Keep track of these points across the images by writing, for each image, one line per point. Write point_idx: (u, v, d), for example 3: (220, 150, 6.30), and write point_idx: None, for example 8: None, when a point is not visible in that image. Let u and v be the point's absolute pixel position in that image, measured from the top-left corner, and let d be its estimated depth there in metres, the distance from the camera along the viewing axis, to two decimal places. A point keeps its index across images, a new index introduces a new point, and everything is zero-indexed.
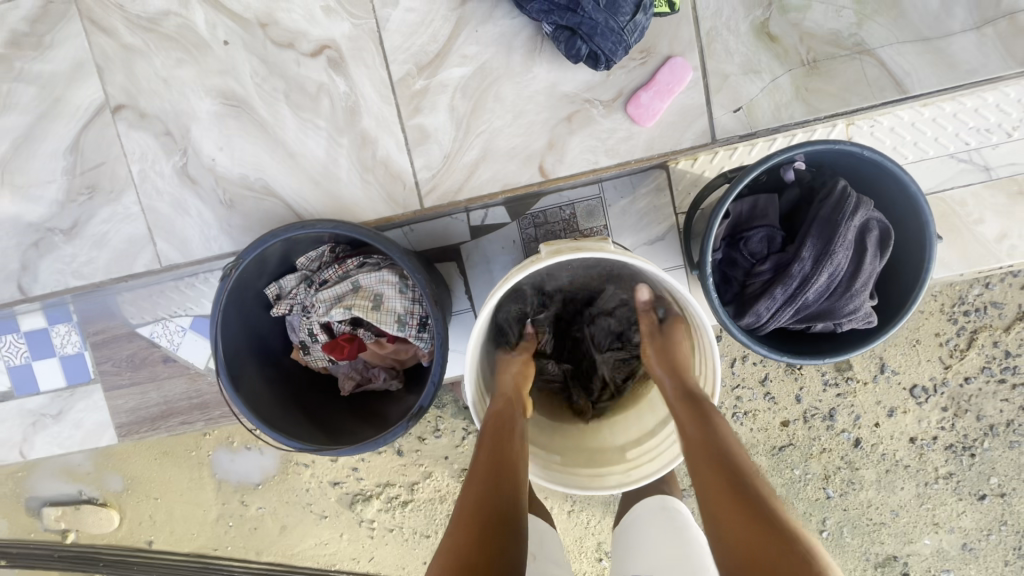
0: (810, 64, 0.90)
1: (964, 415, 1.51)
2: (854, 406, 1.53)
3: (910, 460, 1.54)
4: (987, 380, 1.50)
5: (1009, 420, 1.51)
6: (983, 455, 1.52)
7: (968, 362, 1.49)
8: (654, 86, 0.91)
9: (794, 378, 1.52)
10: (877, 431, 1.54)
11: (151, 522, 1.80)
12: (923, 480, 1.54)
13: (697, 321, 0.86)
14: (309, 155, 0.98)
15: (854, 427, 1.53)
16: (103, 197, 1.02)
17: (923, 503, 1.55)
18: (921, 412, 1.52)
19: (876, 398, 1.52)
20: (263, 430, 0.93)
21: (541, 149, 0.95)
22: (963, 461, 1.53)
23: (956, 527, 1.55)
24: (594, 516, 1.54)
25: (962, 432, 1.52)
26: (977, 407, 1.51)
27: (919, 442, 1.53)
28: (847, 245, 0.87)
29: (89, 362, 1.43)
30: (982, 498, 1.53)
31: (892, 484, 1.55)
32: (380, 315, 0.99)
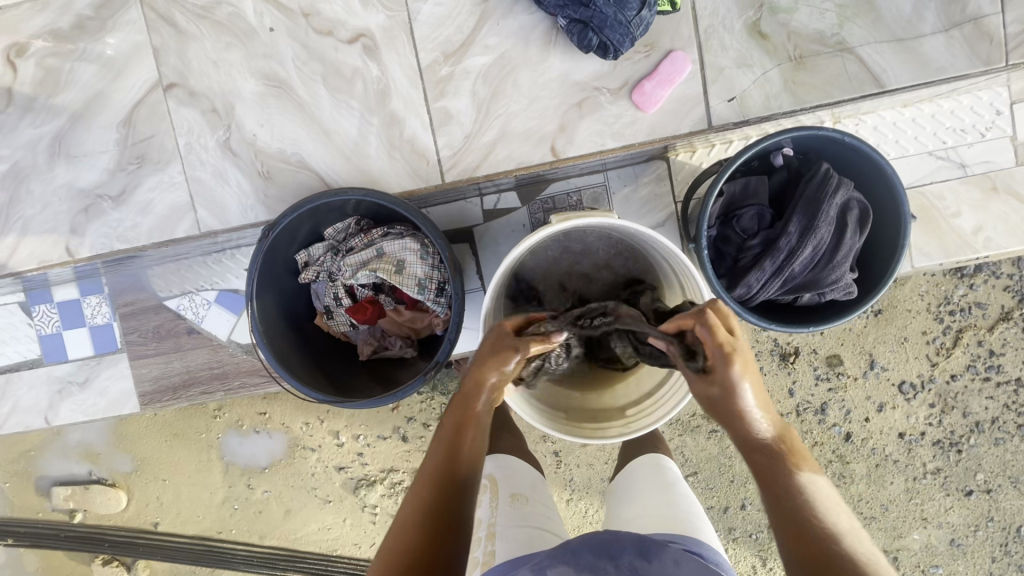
0: (797, 60, 1.00)
1: (951, 411, 1.58)
2: (845, 402, 1.60)
3: (899, 455, 1.61)
4: (972, 378, 1.57)
5: (993, 417, 1.58)
6: (970, 451, 1.59)
7: (954, 360, 1.56)
8: (656, 76, 1.01)
9: (787, 372, 1.59)
10: (867, 425, 1.61)
11: (159, 503, 1.85)
12: (912, 475, 1.61)
13: (692, 284, 0.93)
14: (342, 133, 1.08)
15: (845, 421, 1.61)
16: (151, 167, 1.12)
17: (911, 497, 1.61)
18: (909, 407, 1.59)
19: (866, 393, 1.59)
20: (288, 381, 1.00)
21: (553, 132, 1.04)
22: (951, 456, 1.59)
23: (945, 523, 1.61)
24: (592, 505, 1.60)
25: (949, 428, 1.59)
26: (963, 405, 1.58)
27: (907, 437, 1.60)
28: (829, 220, 0.96)
29: (116, 333, 1.50)
30: (969, 493, 1.60)
31: (882, 478, 1.61)
32: (402, 279, 1.07)
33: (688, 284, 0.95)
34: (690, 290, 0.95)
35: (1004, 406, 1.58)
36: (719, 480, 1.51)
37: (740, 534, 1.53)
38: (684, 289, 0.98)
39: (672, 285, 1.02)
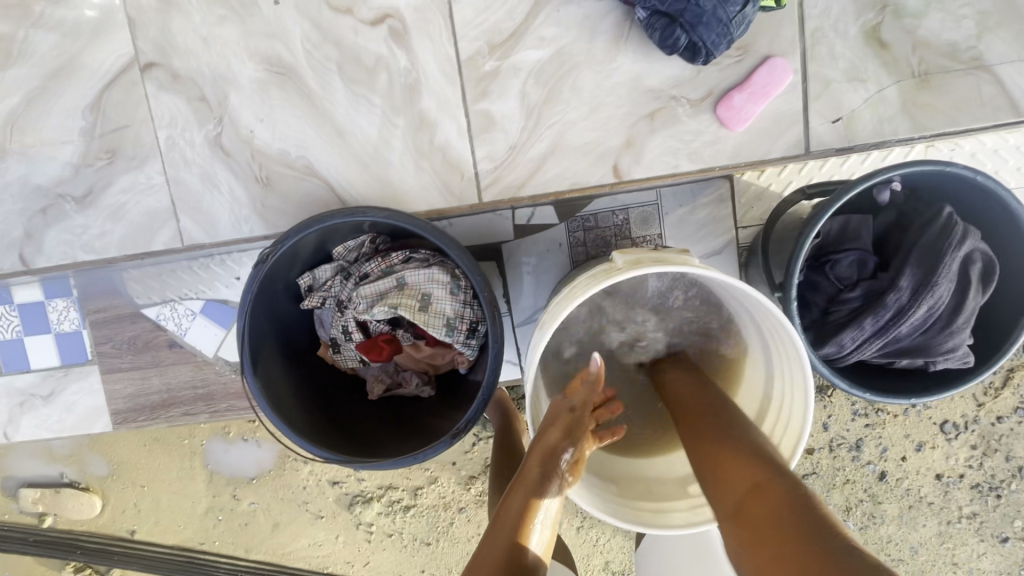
0: (921, 77, 0.82)
1: (992, 454, 1.42)
2: (881, 437, 1.44)
3: (934, 497, 1.45)
4: (1018, 421, 1.40)
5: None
6: (1009, 497, 1.43)
7: (1000, 401, 1.40)
8: (749, 87, 0.83)
9: (823, 405, 1.44)
10: (903, 465, 1.44)
11: (136, 511, 1.68)
12: (946, 518, 1.45)
13: (785, 348, 0.77)
14: (359, 135, 0.89)
15: (881, 460, 1.44)
16: (124, 163, 0.93)
17: (944, 541, 1.46)
18: (950, 448, 1.43)
19: (904, 431, 1.43)
20: (286, 436, 0.83)
21: (617, 148, 0.86)
22: (988, 501, 1.43)
23: (975, 569, 1.46)
24: (603, 534, 1.44)
25: (990, 471, 1.43)
26: (1006, 447, 1.42)
27: (945, 479, 1.44)
28: (950, 276, 0.79)
29: (88, 342, 1.32)
30: (1003, 540, 1.44)
31: (914, 520, 1.46)
32: (427, 317, 0.89)
33: (776, 347, 0.79)
34: (782, 353, 0.78)
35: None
36: None
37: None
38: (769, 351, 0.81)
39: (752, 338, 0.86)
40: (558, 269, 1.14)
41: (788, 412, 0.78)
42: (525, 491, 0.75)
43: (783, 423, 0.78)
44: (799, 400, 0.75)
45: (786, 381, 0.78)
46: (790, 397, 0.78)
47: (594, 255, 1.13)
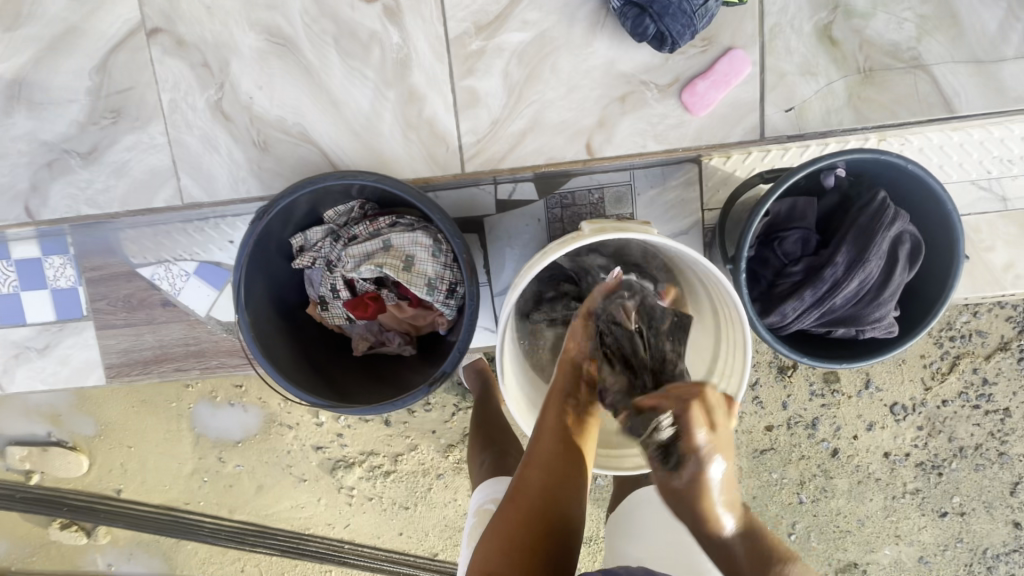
0: (866, 73, 0.91)
1: (937, 436, 1.54)
2: (836, 417, 1.55)
3: (882, 474, 1.57)
4: (962, 405, 1.51)
5: (977, 444, 1.54)
6: (950, 475, 1.55)
7: (947, 386, 1.51)
8: (712, 75, 0.91)
9: (782, 385, 1.53)
10: (854, 443, 1.56)
11: (123, 470, 1.74)
12: (892, 493, 1.57)
13: (729, 312, 0.86)
14: (352, 105, 0.96)
15: (834, 437, 1.55)
16: (128, 123, 0.98)
17: (888, 515, 1.58)
18: (897, 428, 1.54)
19: (857, 412, 1.54)
20: (276, 380, 0.91)
21: (590, 127, 0.94)
22: (931, 479, 1.56)
23: (916, 540, 1.59)
24: None
25: (933, 451, 1.55)
26: (950, 430, 1.53)
27: (892, 457, 1.56)
28: (879, 254, 0.89)
29: (83, 299, 1.37)
30: (942, 515, 1.57)
31: (862, 495, 1.58)
32: (410, 277, 0.97)
33: (722, 313, 0.89)
34: (726, 317, 0.87)
35: (989, 434, 1.53)
36: None
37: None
38: (717, 316, 0.91)
39: (702, 304, 0.95)
40: (536, 242, 1.22)
41: (730, 369, 0.87)
42: (557, 411, 0.84)
43: (726, 379, 0.88)
44: (738, 357, 0.85)
45: (730, 342, 0.88)
46: (732, 356, 0.87)
47: (570, 231, 1.21)
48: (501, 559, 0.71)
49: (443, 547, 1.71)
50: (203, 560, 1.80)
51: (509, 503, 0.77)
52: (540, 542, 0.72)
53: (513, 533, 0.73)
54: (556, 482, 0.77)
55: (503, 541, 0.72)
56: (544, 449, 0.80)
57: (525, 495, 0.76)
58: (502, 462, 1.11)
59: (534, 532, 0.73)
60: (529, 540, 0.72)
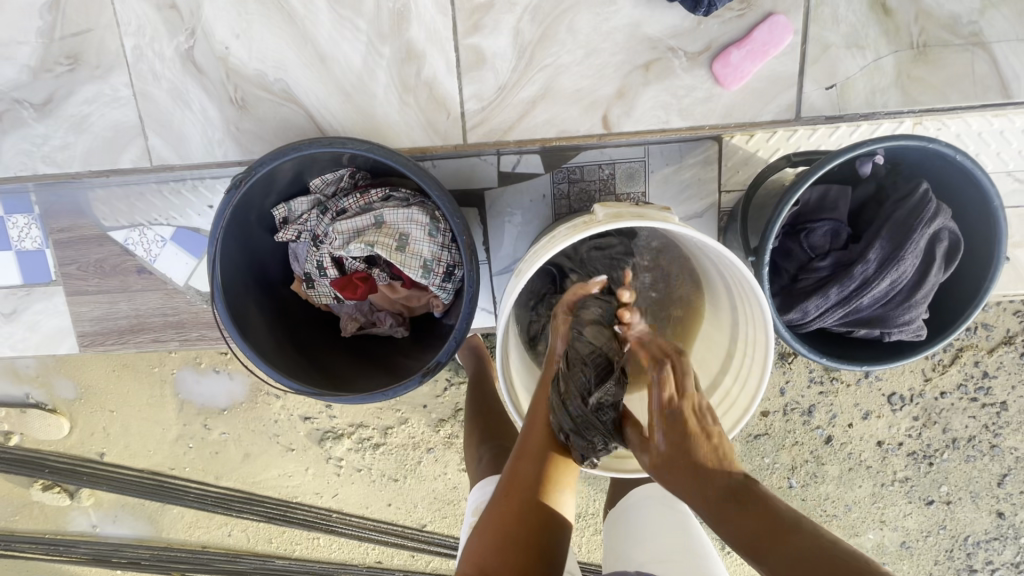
0: (919, 48, 0.81)
1: (932, 426, 1.50)
2: (833, 406, 1.51)
3: (873, 462, 1.54)
4: (960, 397, 1.48)
5: (970, 436, 1.51)
6: (940, 465, 1.53)
7: (947, 378, 1.47)
8: (749, 44, 0.81)
9: (783, 371, 1.49)
10: (849, 431, 1.52)
11: (104, 435, 1.67)
12: (881, 481, 1.55)
13: (750, 309, 0.79)
14: (342, 60, 0.85)
15: (829, 425, 1.51)
16: (86, 71, 0.87)
17: (875, 501, 1.57)
18: (892, 418, 1.51)
19: (855, 400, 1.50)
20: (254, 362, 0.84)
21: (608, 97, 0.84)
22: (921, 467, 1.53)
23: (900, 526, 1.58)
24: None
25: (926, 441, 1.52)
26: (945, 421, 1.50)
27: (885, 446, 1.53)
28: (916, 252, 0.81)
29: (51, 261, 1.27)
30: (929, 503, 1.55)
31: (851, 481, 1.55)
32: (404, 258, 0.88)
33: (741, 308, 0.82)
34: (746, 316, 0.81)
35: (983, 426, 1.50)
36: None
37: None
38: (735, 312, 0.84)
39: (718, 298, 0.88)
40: (540, 220, 1.13)
41: (747, 370, 0.81)
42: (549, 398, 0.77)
43: (742, 378, 0.82)
44: (756, 360, 0.79)
45: (748, 341, 0.81)
46: (751, 356, 0.80)
47: (576, 209, 1.12)
48: (498, 556, 0.66)
49: (431, 519, 1.68)
50: (191, 524, 1.74)
51: (503, 497, 0.72)
52: (536, 537, 0.69)
53: (508, 530, 0.68)
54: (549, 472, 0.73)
55: (499, 540, 0.68)
56: (534, 439, 0.74)
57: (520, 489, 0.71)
58: (503, 457, 1.02)
59: (529, 528, 0.69)
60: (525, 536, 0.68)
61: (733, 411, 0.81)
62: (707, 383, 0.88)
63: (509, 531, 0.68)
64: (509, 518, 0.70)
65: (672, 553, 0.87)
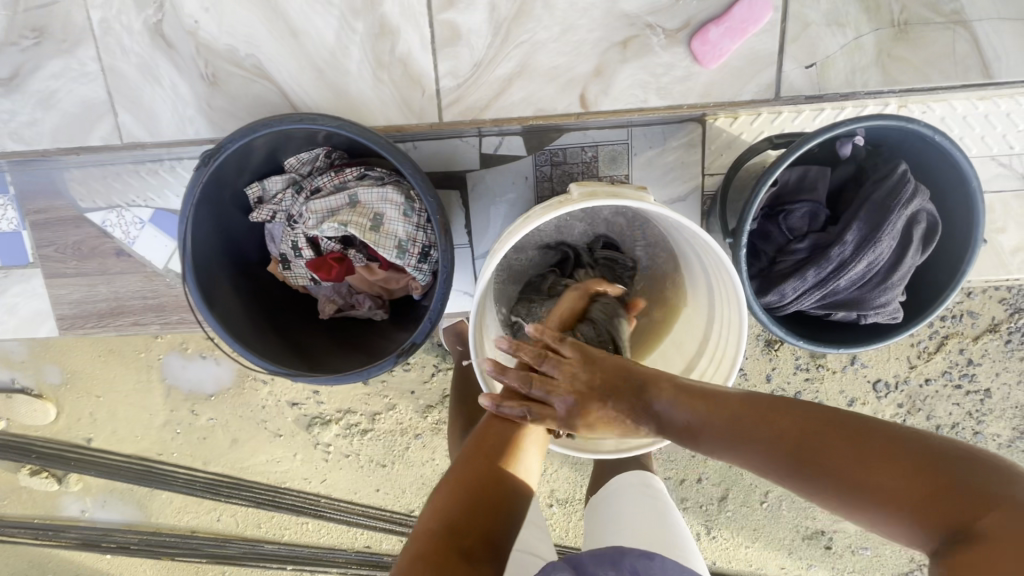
0: (900, 26, 0.80)
1: (916, 413, 1.50)
2: (818, 393, 1.51)
3: None
4: (944, 384, 1.47)
5: (954, 423, 1.51)
6: None
7: (932, 365, 1.47)
8: (727, 21, 0.79)
9: (768, 358, 1.49)
10: None
11: (91, 420, 1.67)
12: None
13: (726, 288, 0.78)
14: (314, 35, 0.83)
15: None
16: (53, 46, 0.86)
17: None
18: (877, 405, 1.50)
19: (840, 387, 1.49)
20: (223, 339, 0.83)
21: (586, 75, 0.83)
22: None
23: None
24: (551, 464, 1.51)
25: (910, 428, 1.52)
26: (929, 408, 1.50)
27: None
28: (893, 234, 0.81)
29: (29, 244, 1.25)
30: None
31: None
32: (378, 238, 0.87)
33: (717, 289, 0.81)
34: (721, 295, 0.81)
35: (966, 414, 1.50)
36: (682, 454, 1.49)
37: (692, 504, 1.53)
38: (711, 294, 0.84)
39: (695, 280, 0.88)
40: (522, 204, 1.13)
41: (722, 351, 0.81)
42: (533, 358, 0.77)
43: (717, 360, 0.81)
44: (731, 341, 0.79)
45: (723, 322, 0.81)
46: (726, 337, 0.80)
47: (559, 192, 1.11)
48: (456, 501, 0.64)
49: (419, 504, 1.68)
50: (179, 509, 1.74)
51: (472, 449, 0.70)
52: (497, 492, 0.67)
53: (471, 479, 0.67)
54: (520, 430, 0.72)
55: (460, 487, 0.66)
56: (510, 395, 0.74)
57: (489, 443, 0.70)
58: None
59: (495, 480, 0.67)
60: (491, 487, 0.67)
61: None
62: (683, 366, 0.88)
63: (469, 480, 0.66)
64: (474, 468, 0.68)
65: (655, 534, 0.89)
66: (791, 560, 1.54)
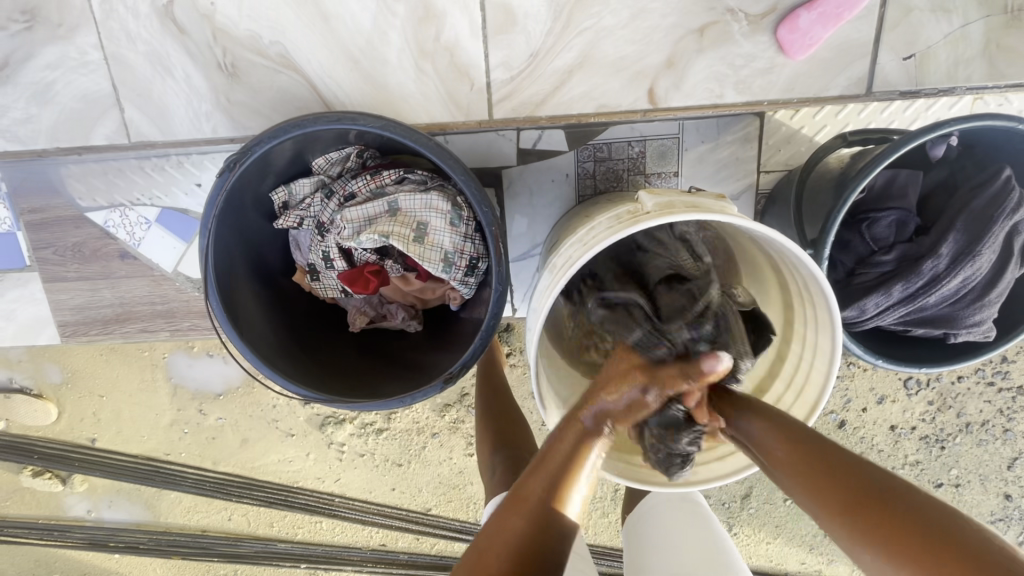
0: (1014, 12, 0.72)
1: (946, 411, 1.40)
2: (847, 389, 1.40)
3: (885, 446, 1.43)
4: (977, 380, 1.38)
5: (984, 420, 1.40)
6: (952, 449, 1.42)
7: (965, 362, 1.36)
8: (820, 6, 0.71)
9: None
10: (863, 415, 1.41)
11: (95, 420, 1.58)
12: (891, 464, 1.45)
13: (814, 311, 0.70)
14: (347, 19, 0.75)
15: (843, 409, 1.41)
16: (46, 31, 0.77)
17: None
18: (908, 403, 1.40)
19: (870, 384, 1.39)
20: (230, 338, 0.74)
21: (656, 66, 0.75)
22: (932, 451, 1.43)
23: None
24: None
25: (939, 425, 1.41)
26: (959, 405, 1.40)
27: (897, 430, 1.42)
28: (994, 247, 0.73)
29: (24, 245, 1.15)
30: (937, 485, 1.46)
31: None
32: (422, 250, 0.78)
33: (800, 309, 0.73)
34: (804, 317, 0.72)
35: (998, 411, 1.40)
36: None
37: (718, 503, 1.48)
38: (790, 311, 0.75)
39: (769, 298, 0.80)
40: (563, 204, 1.04)
41: (804, 376, 0.73)
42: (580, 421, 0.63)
43: (796, 387, 0.74)
44: (816, 368, 0.71)
45: (806, 345, 0.73)
46: (807, 362, 0.72)
47: (602, 190, 1.02)
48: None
49: (436, 503, 1.62)
50: (189, 509, 1.67)
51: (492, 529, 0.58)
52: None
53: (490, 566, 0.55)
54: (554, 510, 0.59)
55: None
56: (541, 459, 0.61)
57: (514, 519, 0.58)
58: (518, 465, 0.95)
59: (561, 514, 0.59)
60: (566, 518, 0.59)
61: None
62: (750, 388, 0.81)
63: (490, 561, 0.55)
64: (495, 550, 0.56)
65: (698, 558, 0.79)
66: (813, 555, 1.50)
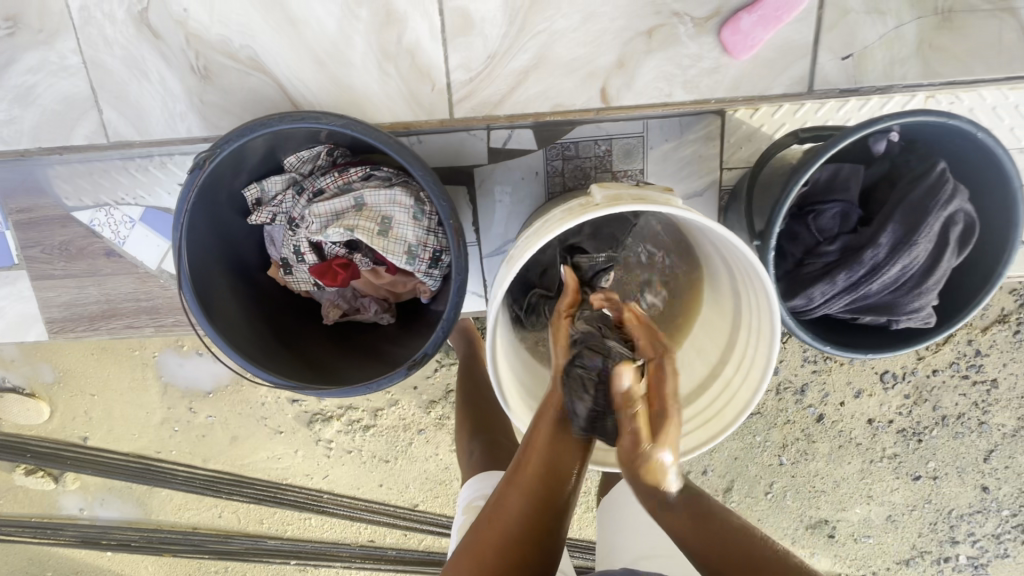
0: (944, 14, 0.77)
1: (922, 404, 1.42)
2: (825, 383, 1.41)
3: (863, 439, 1.45)
4: (952, 374, 1.39)
5: (960, 413, 1.42)
6: (929, 442, 1.45)
7: (939, 356, 1.39)
8: (759, 9, 0.75)
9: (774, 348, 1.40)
10: (841, 409, 1.44)
11: (87, 419, 1.61)
12: (870, 457, 1.47)
13: (755, 297, 0.74)
14: (313, 24, 0.79)
15: (821, 403, 1.43)
16: (28, 37, 0.81)
17: (864, 477, 1.48)
18: (884, 397, 1.42)
19: (846, 378, 1.41)
20: (211, 337, 0.78)
21: (608, 67, 0.79)
22: (909, 444, 1.45)
23: (887, 500, 1.50)
24: None
25: (916, 418, 1.43)
26: (935, 399, 1.41)
27: (874, 424, 1.44)
28: (930, 236, 0.77)
29: (13, 245, 1.18)
30: (915, 478, 1.48)
31: (841, 458, 1.47)
32: (386, 243, 0.82)
33: (744, 295, 0.77)
34: (748, 303, 0.76)
35: (973, 404, 1.42)
36: None
37: None
38: (737, 298, 0.79)
39: (719, 286, 0.84)
40: (534, 200, 1.07)
41: (750, 359, 0.76)
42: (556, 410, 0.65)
43: (743, 369, 0.77)
44: (759, 349, 0.74)
45: (750, 330, 0.76)
46: (753, 346, 0.76)
47: (571, 187, 1.06)
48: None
49: (423, 498, 1.65)
50: (180, 506, 1.70)
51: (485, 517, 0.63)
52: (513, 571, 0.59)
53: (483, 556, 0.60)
54: (545, 499, 0.62)
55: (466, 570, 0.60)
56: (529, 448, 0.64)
57: (505, 513, 0.61)
58: (492, 451, 0.99)
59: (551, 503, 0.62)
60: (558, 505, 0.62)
61: (732, 405, 0.77)
62: (704, 372, 0.84)
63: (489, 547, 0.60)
64: (491, 536, 0.61)
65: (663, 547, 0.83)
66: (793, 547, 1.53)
